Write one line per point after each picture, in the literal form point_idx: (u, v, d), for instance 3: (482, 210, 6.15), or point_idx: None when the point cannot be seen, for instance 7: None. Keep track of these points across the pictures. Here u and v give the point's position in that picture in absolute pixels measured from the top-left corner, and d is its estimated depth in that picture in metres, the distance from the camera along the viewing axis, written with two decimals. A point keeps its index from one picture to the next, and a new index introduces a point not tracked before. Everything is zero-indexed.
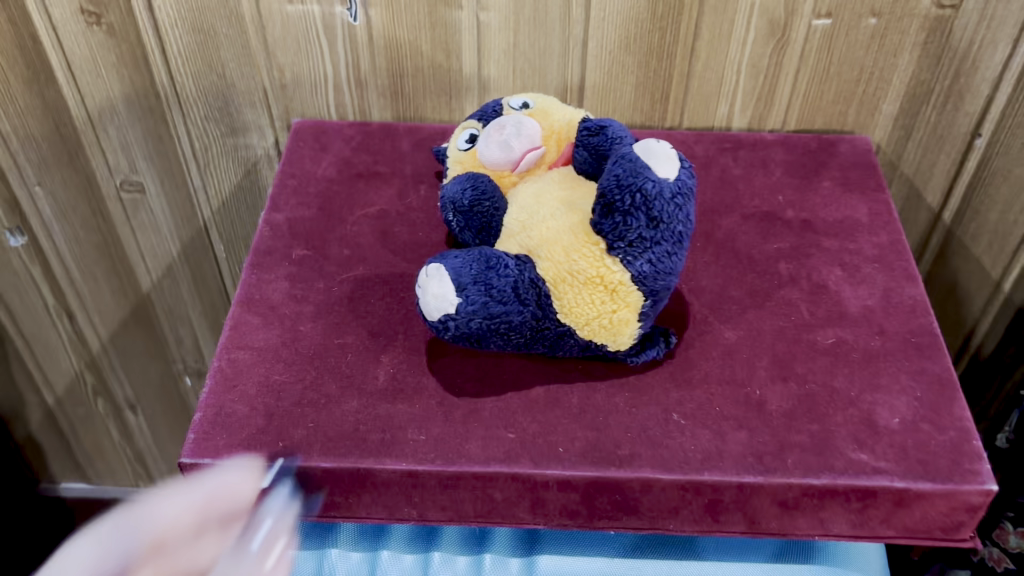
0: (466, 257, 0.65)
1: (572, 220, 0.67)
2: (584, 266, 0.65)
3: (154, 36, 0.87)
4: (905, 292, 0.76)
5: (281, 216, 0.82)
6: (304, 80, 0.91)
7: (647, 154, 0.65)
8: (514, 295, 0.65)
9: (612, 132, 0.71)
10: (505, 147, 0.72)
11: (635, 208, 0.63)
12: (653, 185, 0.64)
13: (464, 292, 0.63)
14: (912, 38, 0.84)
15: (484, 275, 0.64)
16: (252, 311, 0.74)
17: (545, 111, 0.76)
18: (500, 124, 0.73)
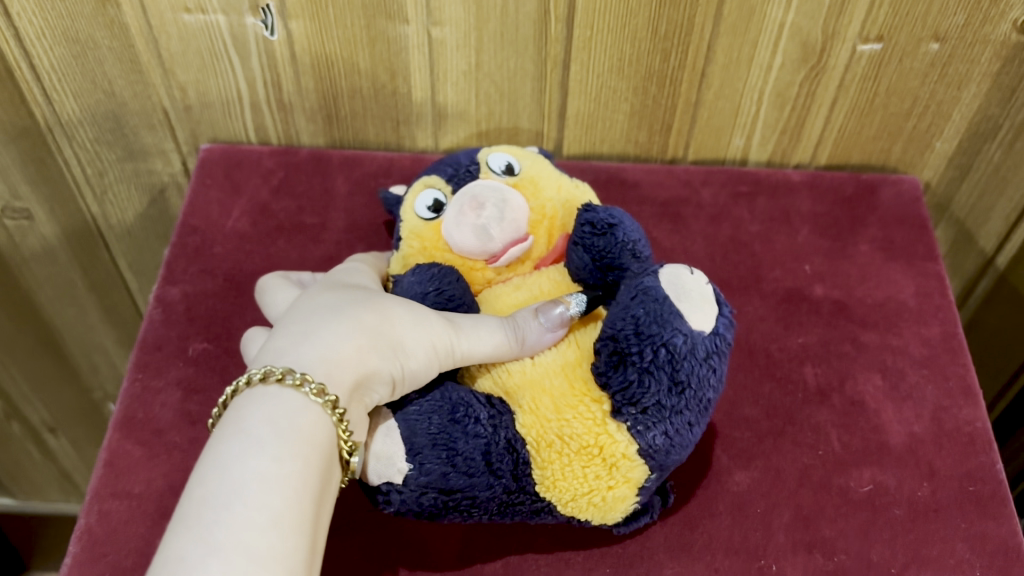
0: (422, 405, 0.46)
1: (566, 358, 0.48)
2: (579, 428, 0.46)
3: (17, 47, 0.68)
4: (960, 415, 0.60)
5: (177, 290, 0.65)
6: (212, 101, 0.73)
7: (676, 289, 0.46)
8: (484, 463, 0.45)
9: (624, 233, 0.51)
10: (480, 234, 0.51)
11: (655, 366, 0.45)
12: (685, 339, 0.45)
13: (417, 458, 0.44)
14: (982, 68, 0.66)
15: (445, 432, 0.45)
16: (132, 438, 0.58)
17: (533, 180, 0.55)
18: (476, 196, 0.52)
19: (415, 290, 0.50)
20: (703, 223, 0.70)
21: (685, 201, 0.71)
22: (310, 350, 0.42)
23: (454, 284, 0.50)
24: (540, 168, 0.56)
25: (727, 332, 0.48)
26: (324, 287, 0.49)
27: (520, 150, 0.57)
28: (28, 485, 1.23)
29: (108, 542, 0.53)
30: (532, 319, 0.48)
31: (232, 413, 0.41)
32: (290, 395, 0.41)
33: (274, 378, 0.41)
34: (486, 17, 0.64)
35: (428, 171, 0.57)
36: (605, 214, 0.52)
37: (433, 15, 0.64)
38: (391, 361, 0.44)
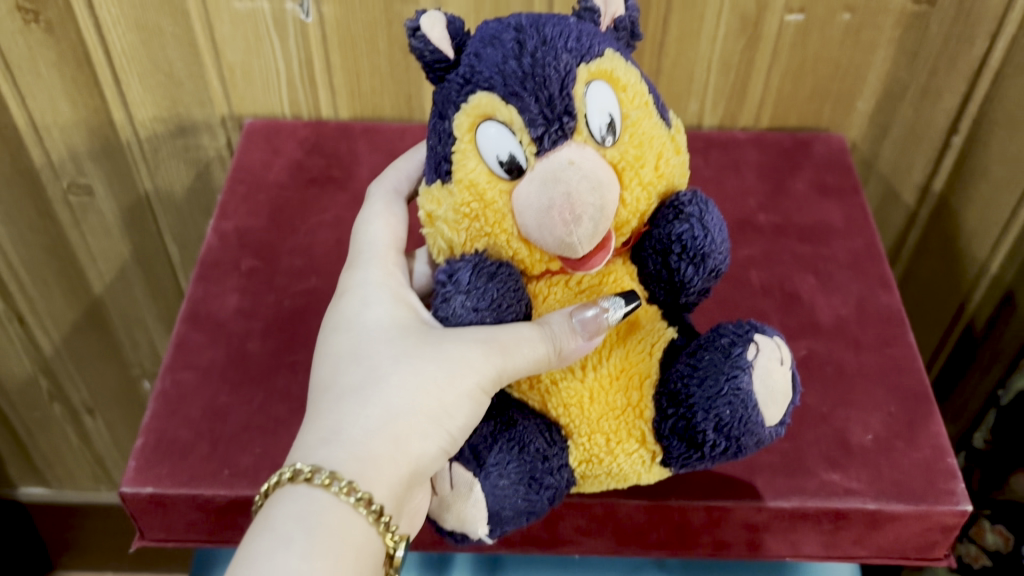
0: (509, 476, 0.53)
1: (629, 402, 0.54)
2: (627, 467, 0.56)
3: (96, 35, 0.82)
4: (879, 301, 0.73)
5: (230, 224, 0.78)
6: (255, 78, 0.87)
7: (766, 391, 0.52)
8: (546, 505, 0.55)
9: (711, 260, 0.53)
10: (568, 246, 0.48)
11: (719, 448, 0.53)
12: (755, 439, 0.53)
13: (497, 520, 0.54)
14: (887, 34, 0.82)
15: (526, 499, 0.54)
16: (197, 328, 0.71)
17: (626, 152, 0.50)
18: (575, 197, 0.47)
19: (472, 317, 0.52)
20: None
21: None
22: (340, 447, 0.49)
23: (512, 305, 0.52)
24: (634, 123, 0.51)
25: (789, 410, 0.55)
26: (355, 340, 0.54)
27: (618, 77, 0.51)
28: (61, 472, 1.33)
29: (181, 401, 0.66)
30: (570, 332, 0.51)
31: (269, 511, 0.48)
32: (320, 494, 0.48)
33: (303, 478, 0.48)
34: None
35: (499, 90, 0.48)
36: (702, 237, 0.52)
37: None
38: (427, 437, 0.51)
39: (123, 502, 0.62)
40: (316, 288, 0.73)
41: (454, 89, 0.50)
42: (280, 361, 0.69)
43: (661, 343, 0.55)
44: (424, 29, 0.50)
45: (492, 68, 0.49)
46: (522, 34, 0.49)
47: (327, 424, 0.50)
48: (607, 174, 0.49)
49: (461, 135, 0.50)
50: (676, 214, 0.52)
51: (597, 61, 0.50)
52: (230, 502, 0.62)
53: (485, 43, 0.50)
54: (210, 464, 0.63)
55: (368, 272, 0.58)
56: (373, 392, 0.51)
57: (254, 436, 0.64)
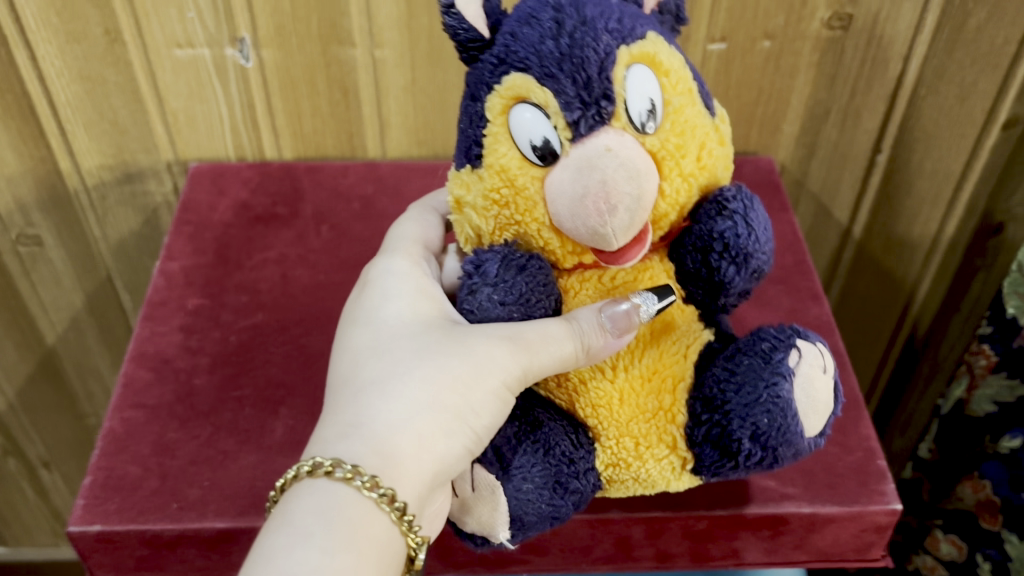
0: (532, 479, 0.54)
1: (660, 406, 0.55)
2: (655, 473, 0.57)
3: (40, 87, 0.83)
4: (810, 312, 0.76)
5: (176, 264, 0.80)
6: (198, 123, 0.89)
7: (806, 400, 0.53)
8: (572, 508, 0.56)
9: (752, 258, 0.53)
10: (601, 237, 0.49)
11: (753, 457, 0.54)
12: (794, 449, 0.54)
13: (520, 524, 0.54)
14: (806, 58, 0.86)
15: (550, 504, 0.55)
16: (145, 366, 0.72)
17: (666, 139, 0.51)
18: (610, 185, 0.48)
19: (498, 311, 0.54)
20: None
21: None
22: (360, 439, 0.50)
23: (540, 300, 0.54)
24: (677, 112, 0.51)
25: (831, 421, 0.56)
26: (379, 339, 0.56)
27: (660, 62, 0.51)
28: (19, 529, 1.31)
29: (128, 437, 0.67)
30: (600, 329, 0.52)
31: (287, 505, 0.49)
32: (341, 488, 0.48)
33: (323, 472, 0.49)
34: (417, 38, 0.82)
35: (534, 71, 0.49)
36: (745, 234, 0.53)
37: (375, 38, 0.82)
38: (452, 434, 0.52)
39: (71, 543, 0.62)
40: (261, 323, 0.75)
41: (488, 69, 0.51)
42: (227, 394, 0.70)
43: (697, 344, 0.56)
44: (458, 7, 0.52)
45: (527, 47, 0.50)
46: (561, 13, 0.50)
47: (351, 417, 0.52)
48: (646, 163, 0.49)
49: (495, 117, 0.51)
50: (719, 210, 0.53)
51: (639, 44, 0.50)
52: (178, 536, 0.62)
53: (523, 23, 0.51)
54: (158, 498, 0.63)
55: (389, 277, 0.60)
56: (396, 388, 0.53)
57: (201, 470, 0.65)
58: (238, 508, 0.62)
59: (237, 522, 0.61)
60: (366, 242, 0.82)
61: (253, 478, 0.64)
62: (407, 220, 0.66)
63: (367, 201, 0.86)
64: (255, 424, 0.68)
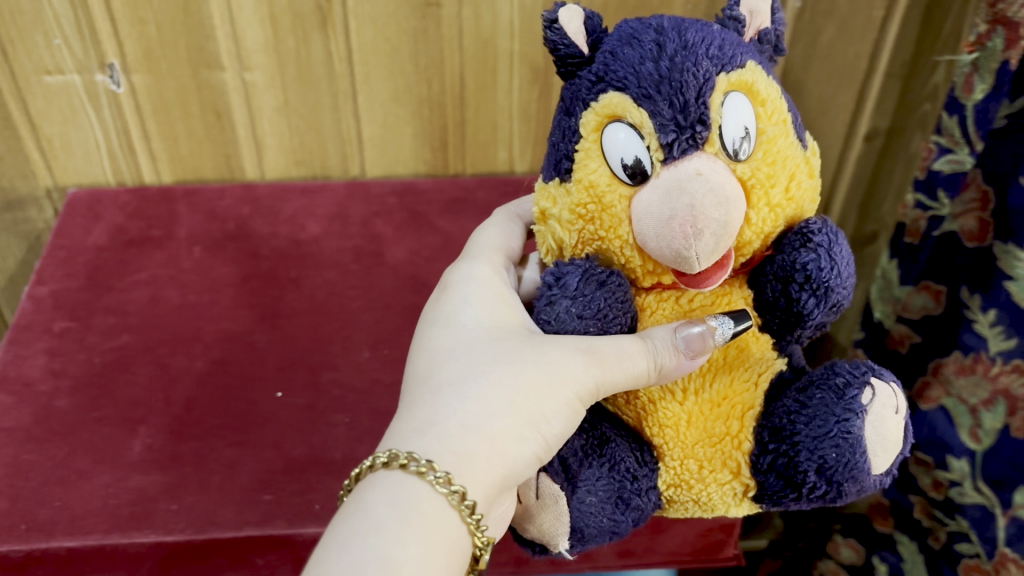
0: (597, 492, 0.43)
1: (729, 431, 0.44)
2: (716, 500, 0.45)
3: None
4: None
5: (45, 288, 0.80)
6: (75, 149, 0.89)
7: (878, 438, 0.42)
8: (631, 528, 0.46)
9: (838, 297, 0.43)
10: (686, 264, 0.39)
11: (815, 493, 0.43)
12: (859, 487, 0.43)
13: (580, 535, 0.44)
14: None
15: (611, 519, 0.44)
16: (5, 390, 0.72)
17: (759, 156, 0.41)
18: (699, 211, 0.38)
19: (575, 325, 0.44)
20: (476, 212, 0.88)
21: (460, 197, 0.90)
22: (433, 437, 0.42)
23: (618, 317, 0.44)
24: (774, 138, 0.41)
25: (898, 465, 0.45)
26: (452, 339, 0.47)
27: (760, 89, 0.41)
28: None
29: None
30: (674, 350, 0.42)
31: (358, 495, 0.41)
32: (413, 483, 0.41)
33: (397, 463, 0.41)
34: (285, 61, 0.83)
35: (632, 91, 0.40)
36: (829, 270, 0.42)
37: (243, 62, 0.83)
38: (527, 440, 0.43)
39: None
40: (127, 344, 0.75)
41: (585, 86, 0.42)
42: (86, 414, 0.70)
43: (770, 374, 0.45)
44: (561, 22, 0.43)
45: (625, 65, 0.41)
46: (663, 35, 0.41)
47: (421, 415, 0.44)
48: (737, 189, 0.39)
49: (591, 118, 0.41)
50: (803, 242, 0.42)
51: (739, 71, 0.41)
52: (25, 556, 0.61)
53: (624, 42, 0.42)
54: (6, 520, 0.63)
55: (471, 280, 0.52)
56: (470, 389, 0.44)
57: (53, 490, 0.65)
58: (87, 526, 0.62)
59: (84, 540, 0.61)
60: (238, 262, 0.83)
61: (105, 496, 0.64)
62: (488, 231, 0.57)
63: (243, 223, 0.87)
64: (112, 442, 0.68)
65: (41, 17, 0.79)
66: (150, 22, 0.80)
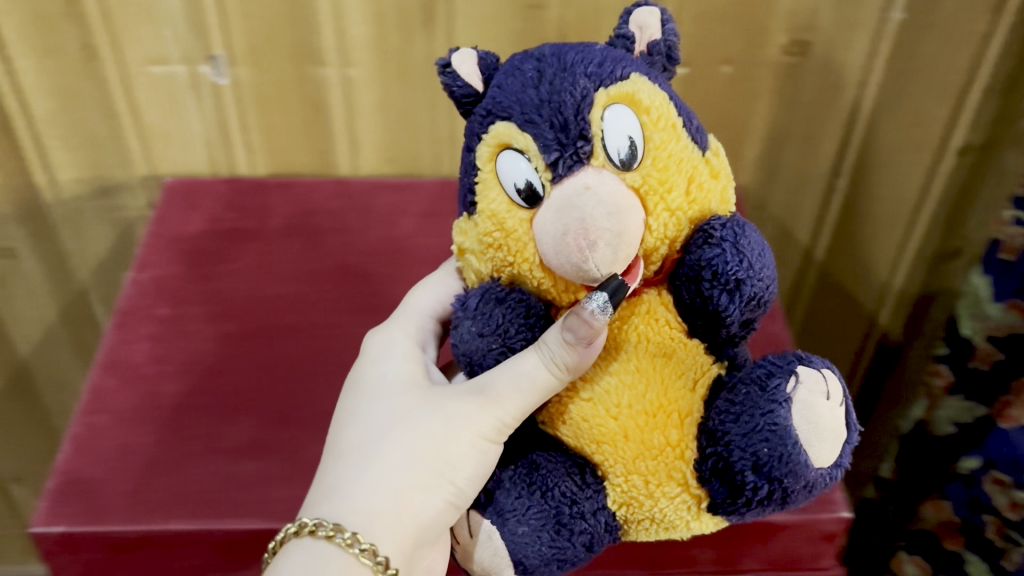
0: (529, 522, 0.48)
1: (668, 441, 0.47)
2: (671, 514, 0.49)
3: (16, 101, 0.86)
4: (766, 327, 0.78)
5: (147, 275, 0.81)
6: (173, 139, 0.91)
7: (810, 427, 0.44)
8: (587, 550, 0.50)
9: (753, 288, 0.45)
10: (587, 274, 0.44)
11: (765, 489, 0.46)
12: (807, 482, 0.45)
13: (524, 568, 0.48)
14: (765, 85, 0.88)
15: (553, 547, 0.48)
16: (112, 373, 0.73)
17: (646, 162, 0.45)
18: (589, 223, 0.42)
19: (478, 343, 0.49)
20: None
21: None
22: (343, 503, 0.51)
23: (519, 333, 0.49)
24: (661, 138, 0.46)
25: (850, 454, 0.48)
26: (372, 403, 0.55)
27: (641, 99, 0.46)
28: None
29: (93, 440, 0.68)
30: (566, 346, 0.46)
31: (282, 563, 0.50)
32: (324, 545, 0.49)
33: (308, 531, 0.50)
34: (387, 58, 0.84)
35: (517, 118, 0.46)
36: (738, 264, 0.45)
37: (346, 58, 0.84)
38: (435, 488, 0.50)
39: (33, 542, 0.63)
40: (228, 333, 0.76)
41: (478, 122, 0.48)
42: (191, 400, 0.71)
43: (705, 379, 0.48)
44: (453, 65, 0.50)
45: (511, 96, 0.47)
46: (543, 63, 0.47)
47: (336, 486, 0.52)
48: (629, 199, 0.44)
49: (482, 156, 0.47)
50: (706, 239, 0.46)
51: (617, 85, 0.46)
52: (138, 538, 0.63)
53: (508, 75, 0.48)
54: (119, 501, 0.64)
55: (388, 348, 0.59)
56: (379, 453, 0.52)
57: (161, 473, 0.66)
58: (197, 511, 0.63)
59: (195, 525, 0.62)
60: (334, 255, 0.84)
61: (214, 482, 0.65)
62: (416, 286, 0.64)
63: (336, 218, 0.88)
64: (218, 429, 0.69)
65: (153, 10, 0.81)
66: (257, 16, 0.81)
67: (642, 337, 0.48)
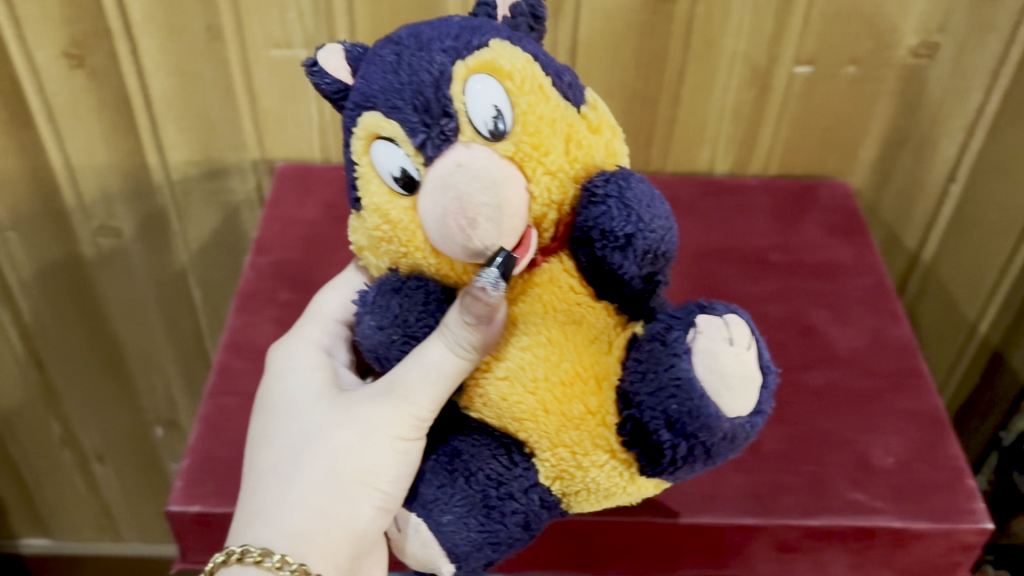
0: (453, 509, 0.50)
1: (588, 408, 0.48)
2: (605, 481, 0.50)
3: (138, 80, 0.86)
4: (892, 333, 0.77)
5: (266, 258, 0.81)
6: (288, 123, 0.91)
7: (713, 375, 0.44)
8: (525, 527, 0.51)
9: (645, 240, 0.46)
10: (476, 253, 0.45)
11: (686, 446, 0.46)
12: (727, 433, 0.45)
13: (460, 558, 0.51)
14: (890, 86, 0.87)
15: (483, 531, 0.50)
16: (238, 355, 0.73)
17: (515, 129, 0.46)
18: (466, 201, 0.44)
19: (380, 336, 0.52)
20: (680, 211, 0.88)
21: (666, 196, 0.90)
22: (273, 528, 0.54)
23: (420, 321, 0.51)
24: (534, 98, 0.47)
25: (769, 396, 0.47)
26: (288, 417, 0.58)
27: (501, 66, 0.47)
28: (65, 522, 1.34)
29: (224, 422, 0.68)
30: (468, 327, 0.48)
31: None
32: (253, 570, 0.53)
33: (234, 559, 0.53)
34: None
35: (380, 107, 0.48)
36: (624, 218, 0.46)
37: None
38: (360, 495, 0.54)
39: (168, 520, 0.64)
40: None
41: (350, 114, 0.50)
42: None
43: (620, 340, 0.49)
44: (319, 64, 0.52)
45: (372, 87, 0.48)
46: (401, 46, 0.49)
47: (258, 513, 0.55)
48: (504, 168, 0.45)
49: (355, 148, 0.49)
50: (592, 198, 0.47)
51: (475, 55, 0.47)
52: None
53: (369, 63, 0.50)
54: None
55: (294, 360, 0.62)
56: (299, 471, 0.55)
57: None
58: None
59: None
60: None
61: None
62: (325, 291, 0.68)
63: None
64: None
65: None
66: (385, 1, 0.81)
67: (548, 306, 0.50)
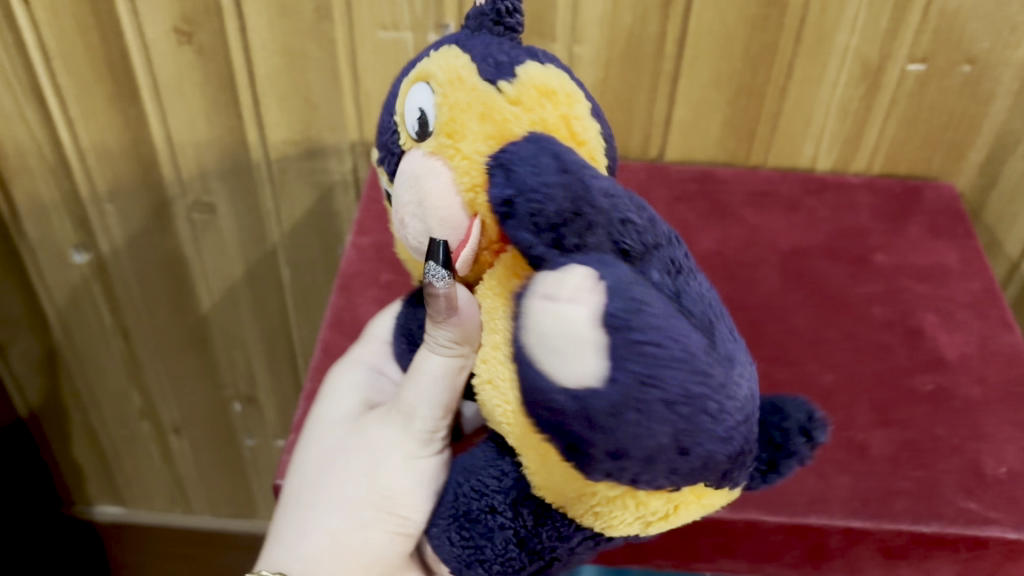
0: (443, 518, 0.47)
1: None
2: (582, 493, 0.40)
3: (243, 58, 0.86)
4: (1002, 340, 0.75)
5: (368, 239, 0.81)
6: None
7: (544, 340, 0.36)
8: (518, 544, 0.44)
9: (522, 202, 0.40)
10: (416, 250, 0.46)
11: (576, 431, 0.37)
12: (578, 401, 0.36)
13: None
14: (1004, 87, 0.85)
15: (464, 543, 0.45)
16: (341, 334, 0.73)
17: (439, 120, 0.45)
18: (401, 206, 0.46)
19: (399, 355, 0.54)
20: (781, 207, 0.88)
21: (767, 192, 0.89)
22: (292, 552, 0.54)
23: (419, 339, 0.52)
24: (458, 88, 0.45)
25: (645, 348, 0.35)
26: (319, 440, 0.58)
27: (432, 71, 0.46)
28: (139, 492, 1.36)
29: None
30: (437, 324, 0.44)
31: None
32: None
33: None
34: (618, 38, 0.82)
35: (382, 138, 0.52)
36: (505, 183, 0.41)
37: (576, 34, 0.82)
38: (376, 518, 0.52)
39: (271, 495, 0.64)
40: None
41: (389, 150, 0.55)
42: None
43: None
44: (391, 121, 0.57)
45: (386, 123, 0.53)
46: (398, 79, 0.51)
47: (283, 538, 0.55)
48: (429, 164, 0.44)
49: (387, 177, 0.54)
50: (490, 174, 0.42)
51: (420, 70, 0.47)
52: None
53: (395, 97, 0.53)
54: None
55: (334, 386, 0.62)
56: (317, 495, 0.55)
57: None
58: None
59: None
60: None
61: None
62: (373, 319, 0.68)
63: None
64: None
65: None
66: None
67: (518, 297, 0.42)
